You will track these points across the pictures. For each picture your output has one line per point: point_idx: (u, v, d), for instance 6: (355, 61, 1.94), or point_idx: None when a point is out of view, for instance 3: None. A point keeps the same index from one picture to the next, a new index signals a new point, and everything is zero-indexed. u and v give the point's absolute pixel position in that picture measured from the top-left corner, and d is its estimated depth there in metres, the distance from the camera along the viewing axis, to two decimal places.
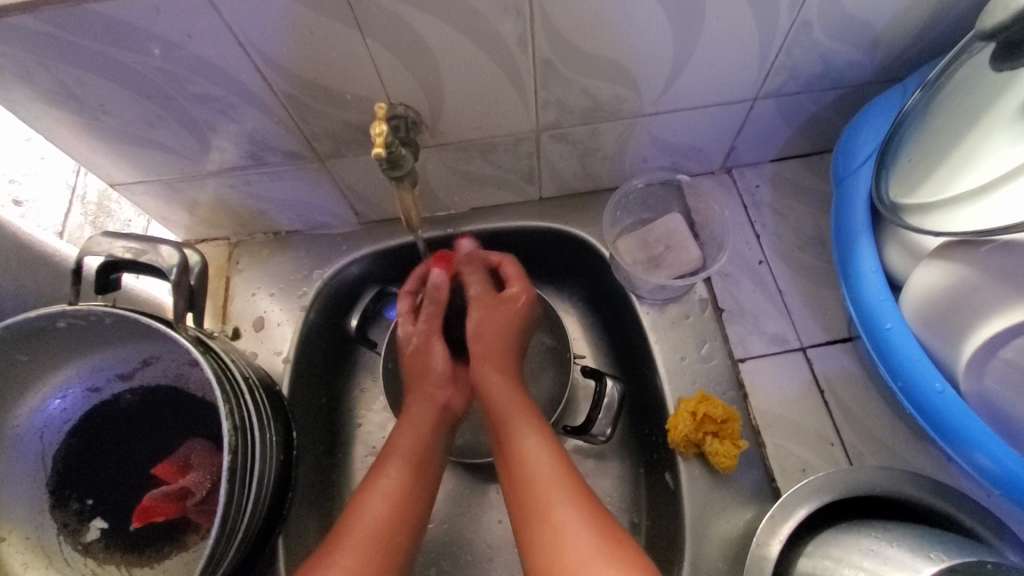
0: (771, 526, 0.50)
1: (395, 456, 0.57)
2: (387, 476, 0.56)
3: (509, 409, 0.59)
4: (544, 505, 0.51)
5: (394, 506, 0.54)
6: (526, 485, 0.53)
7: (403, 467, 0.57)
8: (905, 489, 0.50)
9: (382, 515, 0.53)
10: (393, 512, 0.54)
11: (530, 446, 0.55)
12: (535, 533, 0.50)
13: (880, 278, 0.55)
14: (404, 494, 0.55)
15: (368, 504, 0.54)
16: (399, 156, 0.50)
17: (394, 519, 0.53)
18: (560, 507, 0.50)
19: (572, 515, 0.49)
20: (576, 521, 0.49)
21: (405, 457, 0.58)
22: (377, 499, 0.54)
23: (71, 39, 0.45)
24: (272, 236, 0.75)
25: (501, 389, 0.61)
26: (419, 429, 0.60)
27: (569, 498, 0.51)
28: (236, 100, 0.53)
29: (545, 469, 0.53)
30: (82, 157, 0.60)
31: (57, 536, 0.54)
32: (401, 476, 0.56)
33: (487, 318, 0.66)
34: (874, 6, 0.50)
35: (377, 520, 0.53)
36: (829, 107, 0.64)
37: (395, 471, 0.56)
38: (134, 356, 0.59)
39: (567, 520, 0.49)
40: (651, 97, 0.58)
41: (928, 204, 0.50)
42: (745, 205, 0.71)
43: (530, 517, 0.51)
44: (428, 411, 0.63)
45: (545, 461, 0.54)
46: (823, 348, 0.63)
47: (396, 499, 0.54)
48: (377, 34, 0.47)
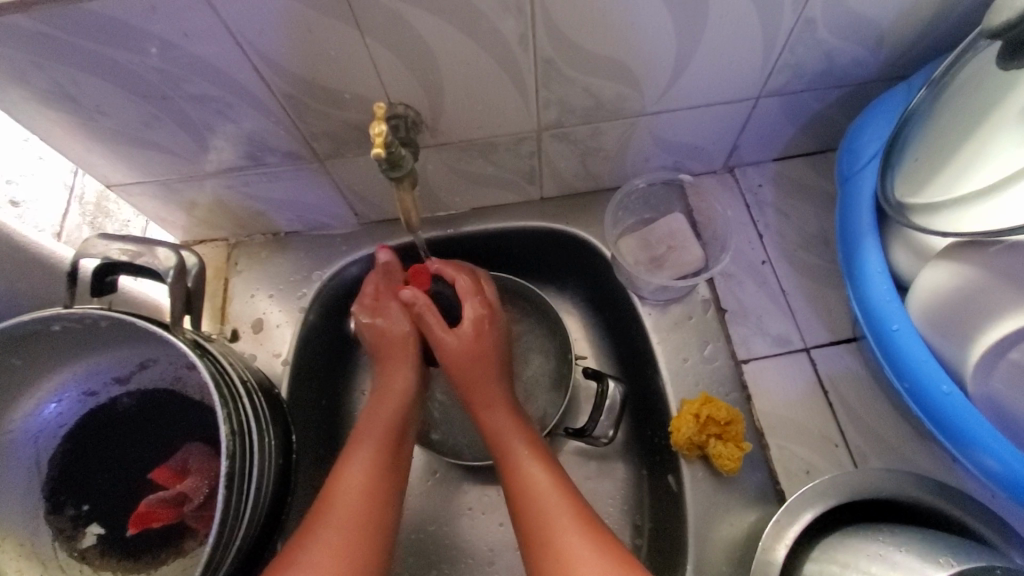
0: (776, 531, 0.49)
1: (374, 431, 0.57)
2: (362, 450, 0.55)
3: (505, 429, 0.59)
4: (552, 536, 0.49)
5: (372, 479, 0.53)
6: (531, 515, 0.52)
7: (381, 441, 0.56)
8: (911, 492, 0.50)
9: (360, 488, 0.52)
10: (370, 486, 0.53)
11: (535, 478, 0.54)
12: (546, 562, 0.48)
13: (886, 278, 0.55)
14: (381, 467, 0.54)
15: (345, 475, 0.53)
16: (399, 157, 0.49)
17: (372, 491, 0.52)
18: (570, 540, 0.49)
19: (584, 547, 0.48)
20: (586, 553, 0.47)
21: (382, 431, 0.57)
22: (356, 471, 0.53)
23: (66, 38, 0.44)
24: (271, 237, 0.74)
25: (501, 422, 0.59)
26: (398, 406, 0.59)
27: (578, 529, 0.49)
28: (234, 100, 0.52)
29: (553, 501, 0.52)
30: (78, 158, 0.59)
31: (52, 542, 0.54)
32: (378, 449, 0.55)
33: (448, 353, 0.62)
34: (879, 3, 0.50)
35: (356, 492, 0.52)
36: (833, 106, 0.63)
37: (373, 445, 0.55)
38: (131, 359, 0.58)
39: (577, 551, 0.48)
40: (654, 96, 0.57)
41: (934, 204, 0.49)
42: (748, 204, 0.70)
43: (538, 547, 0.50)
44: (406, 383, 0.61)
45: (553, 493, 0.52)
46: (827, 348, 0.63)
47: (374, 473, 0.53)
48: (377, 33, 0.47)
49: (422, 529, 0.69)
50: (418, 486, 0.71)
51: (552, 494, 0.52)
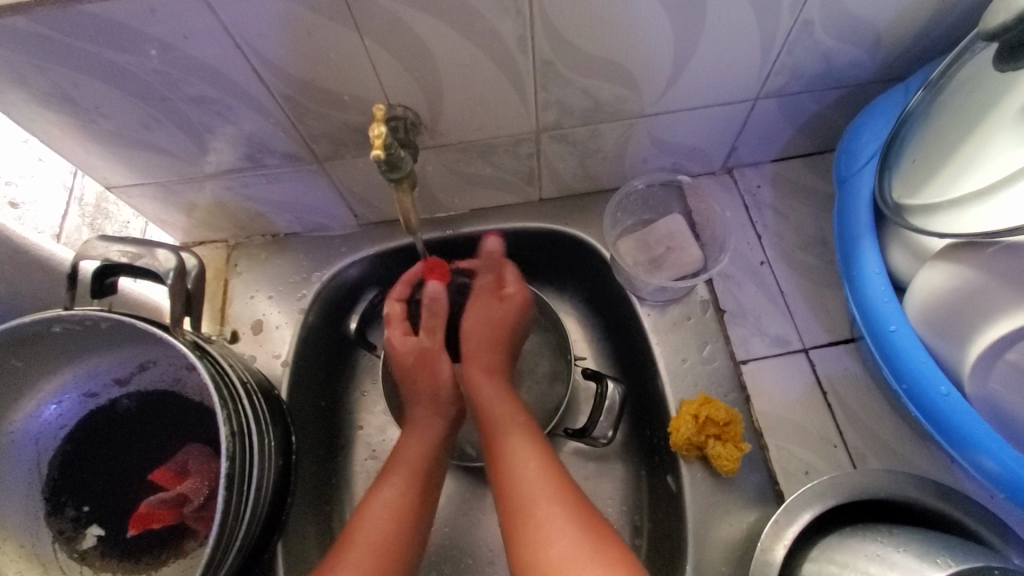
0: (775, 531, 0.49)
1: (403, 466, 0.58)
2: (392, 484, 0.56)
3: (505, 426, 0.59)
4: (532, 508, 0.51)
5: (400, 513, 0.54)
6: (513, 493, 0.53)
7: (410, 476, 0.57)
8: (909, 492, 0.50)
9: (384, 522, 0.53)
10: (396, 523, 0.53)
11: (522, 457, 0.55)
12: (524, 537, 0.49)
13: (884, 279, 0.55)
14: (409, 501, 0.55)
15: (372, 509, 0.54)
16: (398, 158, 0.49)
17: (398, 525, 0.53)
18: (550, 515, 0.49)
19: (563, 522, 0.49)
20: (563, 528, 0.48)
21: (412, 467, 0.58)
22: (382, 505, 0.54)
23: (65, 40, 0.44)
24: (271, 238, 0.74)
25: (500, 406, 0.62)
26: (427, 441, 0.61)
27: (559, 506, 0.50)
28: (233, 101, 0.52)
29: (536, 477, 0.53)
30: (77, 159, 0.59)
31: (52, 543, 0.54)
32: (407, 484, 0.56)
33: (484, 319, 0.68)
34: (876, 5, 0.50)
35: (382, 524, 0.53)
36: (831, 107, 0.63)
37: (401, 479, 0.57)
38: (131, 361, 0.58)
39: (554, 527, 0.48)
40: (652, 97, 0.57)
41: (932, 205, 0.49)
42: (746, 205, 0.70)
43: (518, 523, 0.50)
44: (435, 427, 0.63)
45: (538, 472, 0.53)
46: (825, 349, 0.63)
47: (402, 506, 0.55)
48: (375, 34, 0.47)
49: None
50: None
51: (535, 471, 0.53)
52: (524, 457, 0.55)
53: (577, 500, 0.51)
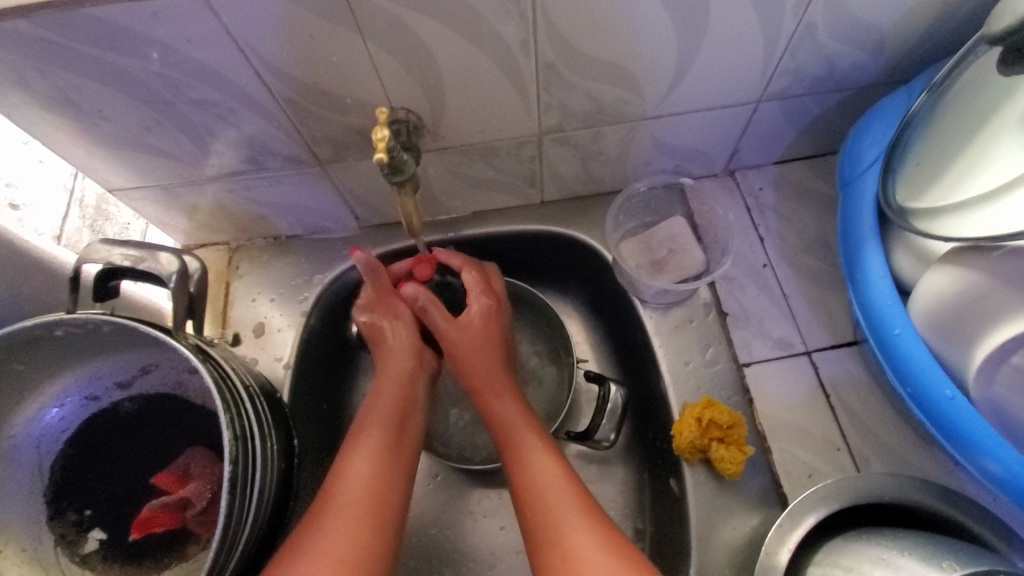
0: (780, 535, 0.49)
1: (378, 415, 0.58)
2: (370, 436, 0.56)
3: (518, 426, 0.58)
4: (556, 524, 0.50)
5: (380, 465, 0.54)
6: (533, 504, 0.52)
7: (387, 428, 0.57)
8: (913, 496, 0.50)
9: (367, 472, 0.53)
10: (377, 469, 0.54)
11: (542, 467, 0.54)
12: (550, 558, 0.48)
13: (888, 282, 0.55)
14: (388, 453, 0.55)
15: (355, 462, 0.54)
16: (401, 161, 0.49)
17: (380, 476, 0.53)
18: (575, 531, 0.49)
19: (591, 541, 0.48)
20: (589, 546, 0.47)
21: (388, 415, 0.58)
22: (364, 458, 0.54)
23: (68, 44, 0.44)
24: (272, 241, 0.74)
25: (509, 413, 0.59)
26: (399, 390, 0.61)
27: (584, 522, 0.49)
28: (236, 105, 0.52)
29: (554, 486, 0.52)
30: (79, 162, 0.59)
31: (54, 547, 0.54)
32: (386, 436, 0.56)
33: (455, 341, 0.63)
34: (879, 8, 0.50)
35: (365, 478, 0.53)
36: (833, 110, 0.63)
37: (381, 433, 0.56)
38: (133, 364, 0.58)
39: (580, 543, 0.48)
40: (655, 99, 0.57)
41: (936, 209, 0.49)
42: (749, 208, 0.70)
43: (543, 541, 0.49)
44: (405, 367, 0.63)
45: (555, 481, 0.53)
46: (828, 351, 0.63)
47: (383, 456, 0.55)
48: (378, 38, 0.47)
49: (424, 532, 0.69)
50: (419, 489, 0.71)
51: (555, 482, 0.52)
52: (541, 466, 0.54)
53: (598, 515, 0.50)
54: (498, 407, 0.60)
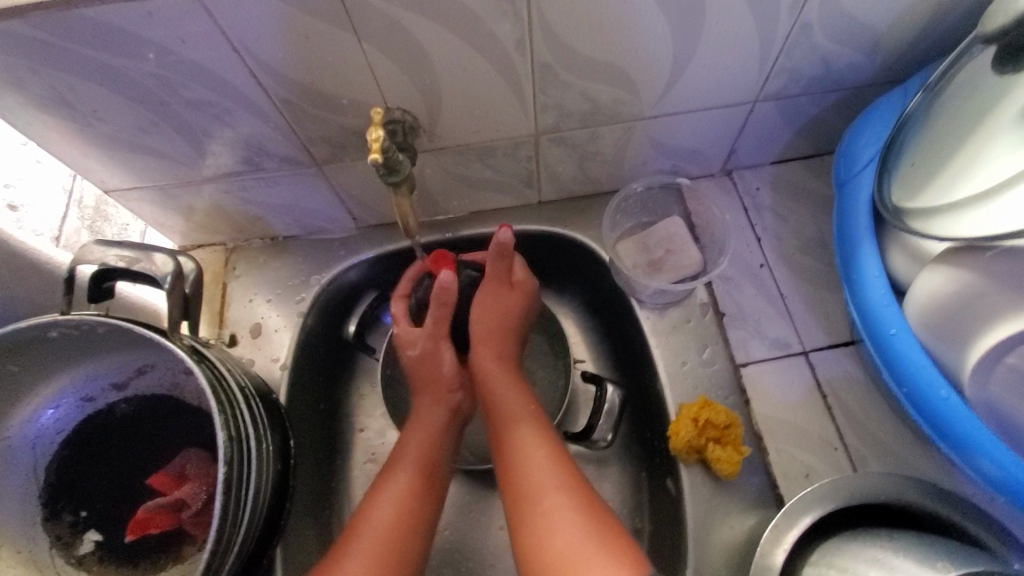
0: (775, 535, 0.49)
1: (409, 458, 0.57)
2: (399, 480, 0.55)
3: (518, 415, 0.58)
4: (534, 490, 0.52)
5: (405, 511, 0.54)
6: (514, 473, 0.54)
7: (415, 472, 0.56)
8: (909, 496, 0.50)
9: (393, 518, 0.53)
10: (403, 516, 0.53)
11: (526, 440, 0.56)
12: (527, 520, 0.51)
13: (884, 282, 0.54)
14: (414, 497, 0.55)
15: (379, 505, 0.54)
16: (396, 161, 0.49)
17: (405, 519, 0.53)
18: (552, 499, 0.51)
19: (566, 511, 0.50)
20: (565, 518, 0.49)
21: (417, 460, 0.57)
22: (388, 501, 0.54)
23: (63, 44, 0.44)
24: (269, 241, 0.74)
25: (493, 369, 0.62)
26: (430, 434, 0.59)
27: (562, 493, 0.51)
28: (231, 105, 0.52)
29: (536, 457, 0.54)
30: (75, 163, 0.59)
31: (49, 549, 0.54)
32: (412, 481, 0.56)
33: (480, 315, 0.65)
34: (874, 8, 0.50)
35: (389, 522, 0.53)
36: (829, 109, 0.63)
37: (408, 474, 0.56)
38: (129, 365, 0.58)
39: (558, 516, 0.50)
40: (651, 99, 0.57)
41: (931, 209, 0.49)
42: (746, 208, 0.70)
43: (521, 505, 0.52)
44: (436, 417, 0.61)
45: (538, 453, 0.55)
46: (825, 351, 0.63)
47: (410, 501, 0.54)
48: (374, 38, 0.47)
49: None
50: None
51: (537, 453, 0.55)
52: (526, 437, 0.56)
53: (583, 490, 0.52)
54: (486, 367, 0.62)
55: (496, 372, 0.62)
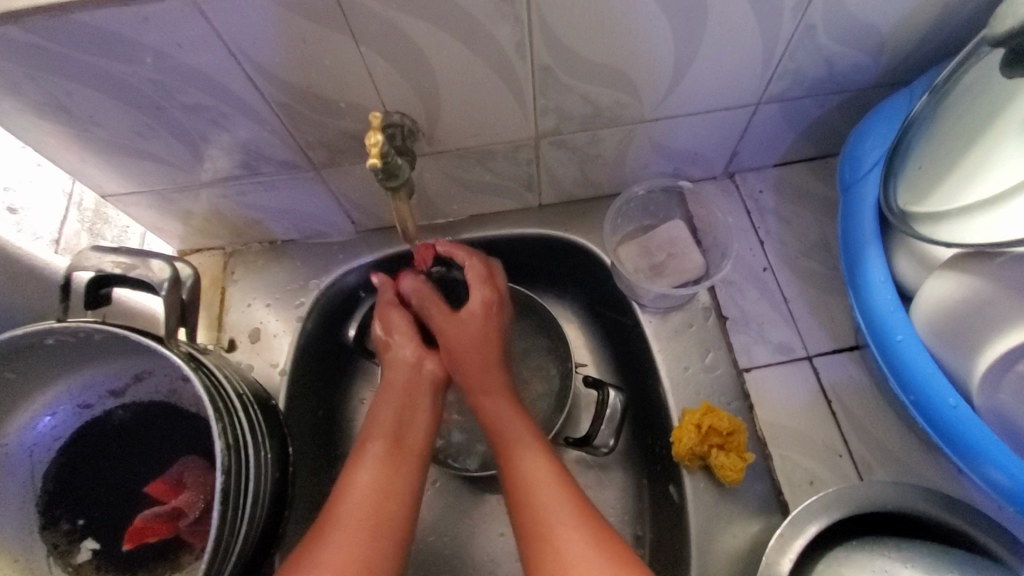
0: (781, 543, 0.48)
1: (383, 421, 0.58)
2: (374, 445, 0.55)
3: (518, 435, 0.56)
4: (543, 523, 0.49)
5: (384, 472, 0.53)
6: (525, 502, 0.51)
7: (390, 432, 0.56)
8: (917, 505, 0.49)
9: (370, 485, 0.52)
10: (380, 482, 0.52)
11: (534, 470, 0.53)
12: (541, 559, 0.48)
13: (890, 288, 0.54)
14: (393, 459, 0.54)
15: (357, 474, 0.53)
16: (395, 166, 0.49)
17: (387, 480, 0.53)
18: (564, 535, 0.48)
19: (579, 542, 0.47)
20: (580, 552, 0.47)
21: (393, 421, 0.58)
22: (366, 469, 0.53)
23: (59, 49, 0.44)
24: (268, 245, 0.74)
25: (498, 408, 0.59)
26: (401, 394, 0.60)
27: (576, 524, 0.49)
28: (228, 110, 0.52)
29: (546, 488, 0.52)
30: (72, 168, 0.58)
31: (47, 558, 0.53)
32: (387, 439, 0.56)
33: (451, 335, 0.62)
34: (879, 9, 0.49)
35: (368, 486, 0.52)
36: (833, 112, 0.62)
37: (384, 435, 0.56)
38: (126, 371, 0.58)
39: (572, 549, 0.47)
40: (653, 102, 0.57)
41: (938, 213, 0.49)
42: (749, 211, 0.69)
43: (535, 543, 0.49)
44: (404, 374, 0.62)
45: (549, 487, 0.52)
46: (829, 356, 0.62)
47: (387, 462, 0.54)
48: (372, 42, 0.46)
49: (422, 539, 0.68)
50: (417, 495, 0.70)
51: (547, 485, 0.52)
52: (534, 469, 0.53)
53: (588, 513, 0.50)
54: (491, 405, 0.59)
55: (490, 389, 0.60)
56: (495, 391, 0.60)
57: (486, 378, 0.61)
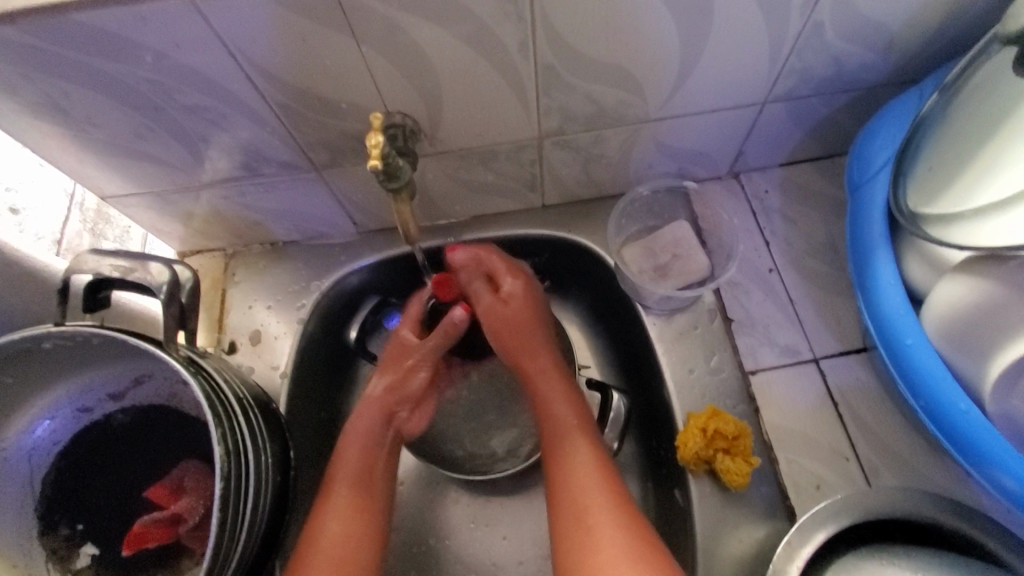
0: (789, 551, 0.47)
1: (343, 475, 0.58)
2: (339, 497, 0.57)
3: (569, 428, 0.56)
4: (581, 511, 0.51)
5: (350, 528, 0.55)
6: (566, 488, 0.52)
7: (351, 485, 0.58)
8: (927, 511, 0.48)
9: (340, 535, 0.54)
10: (350, 529, 0.55)
11: (579, 458, 0.54)
12: (576, 546, 0.49)
13: (900, 290, 0.53)
14: (358, 514, 0.56)
15: (324, 523, 0.55)
16: (396, 167, 0.48)
17: (353, 540, 0.55)
18: (601, 524, 0.49)
19: (617, 541, 0.48)
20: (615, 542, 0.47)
21: (351, 471, 0.59)
22: (334, 518, 0.55)
23: (55, 50, 0.43)
24: (269, 247, 0.73)
25: (553, 387, 0.60)
26: (363, 443, 0.61)
27: (610, 508, 0.50)
28: (227, 110, 0.51)
29: (586, 482, 0.52)
30: (70, 169, 0.58)
31: (45, 563, 0.52)
32: (350, 492, 0.57)
33: (498, 314, 0.64)
34: (888, 6, 0.48)
35: (333, 543, 0.54)
36: (840, 110, 0.61)
37: (346, 490, 0.57)
38: (125, 375, 0.57)
39: (608, 541, 0.48)
40: (658, 102, 0.56)
41: (949, 215, 0.48)
42: (754, 211, 0.69)
43: (572, 528, 0.50)
44: (369, 422, 0.62)
45: (591, 482, 0.52)
46: (836, 358, 0.61)
47: (351, 515, 0.56)
48: (373, 41, 0.45)
49: (423, 541, 0.68)
50: (418, 497, 0.70)
51: (586, 478, 0.52)
52: (579, 456, 0.54)
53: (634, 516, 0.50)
54: (548, 389, 0.60)
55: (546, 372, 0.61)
56: (551, 370, 0.61)
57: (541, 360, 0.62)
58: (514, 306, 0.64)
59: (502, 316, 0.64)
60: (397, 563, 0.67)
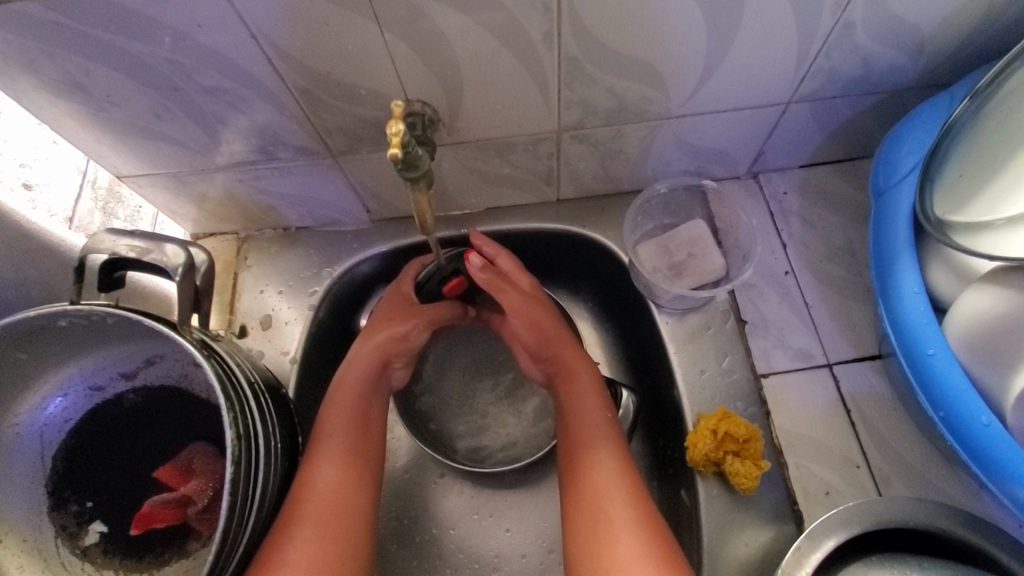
0: (797, 559, 0.46)
1: (337, 424, 0.57)
2: (336, 440, 0.56)
3: (587, 433, 0.57)
4: (596, 497, 0.53)
5: (348, 479, 0.55)
6: (589, 497, 0.54)
7: (347, 432, 0.57)
8: (940, 522, 0.47)
9: (334, 482, 0.54)
10: (345, 477, 0.55)
11: (601, 467, 0.55)
12: (587, 546, 0.51)
13: (922, 299, 0.52)
14: (354, 465, 0.56)
15: (320, 468, 0.55)
16: (416, 156, 0.47)
17: (349, 486, 0.55)
18: (615, 525, 0.51)
19: (631, 543, 0.50)
20: (629, 543, 0.50)
21: (347, 419, 0.58)
22: (330, 464, 0.55)
23: (77, 26, 0.43)
24: (282, 232, 0.73)
25: (584, 392, 0.60)
26: (359, 395, 0.60)
27: (626, 511, 0.52)
28: (247, 93, 0.51)
29: (602, 470, 0.55)
30: (87, 147, 0.58)
31: (55, 539, 0.53)
32: (350, 439, 0.57)
33: (519, 312, 0.63)
34: (922, 7, 0.47)
35: (331, 489, 0.54)
36: (865, 114, 0.60)
37: (343, 436, 0.57)
38: (138, 355, 0.57)
39: (622, 543, 0.50)
40: (680, 97, 0.55)
41: (981, 224, 0.50)
42: (772, 212, 0.68)
43: (586, 526, 0.53)
44: (366, 367, 0.61)
45: (611, 474, 0.54)
46: (850, 365, 0.61)
47: (348, 473, 0.55)
48: (395, 27, 0.45)
49: (427, 531, 0.68)
50: (422, 486, 0.70)
51: (602, 467, 0.55)
52: (600, 465, 0.55)
53: (650, 521, 0.52)
54: (578, 389, 0.60)
55: (580, 364, 0.62)
56: (586, 374, 0.61)
57: (577, 360, 0.62)
58: (532, 308, 0.63)
59: (530, 317, 0.63)
60: (398, 551, 0.67)
